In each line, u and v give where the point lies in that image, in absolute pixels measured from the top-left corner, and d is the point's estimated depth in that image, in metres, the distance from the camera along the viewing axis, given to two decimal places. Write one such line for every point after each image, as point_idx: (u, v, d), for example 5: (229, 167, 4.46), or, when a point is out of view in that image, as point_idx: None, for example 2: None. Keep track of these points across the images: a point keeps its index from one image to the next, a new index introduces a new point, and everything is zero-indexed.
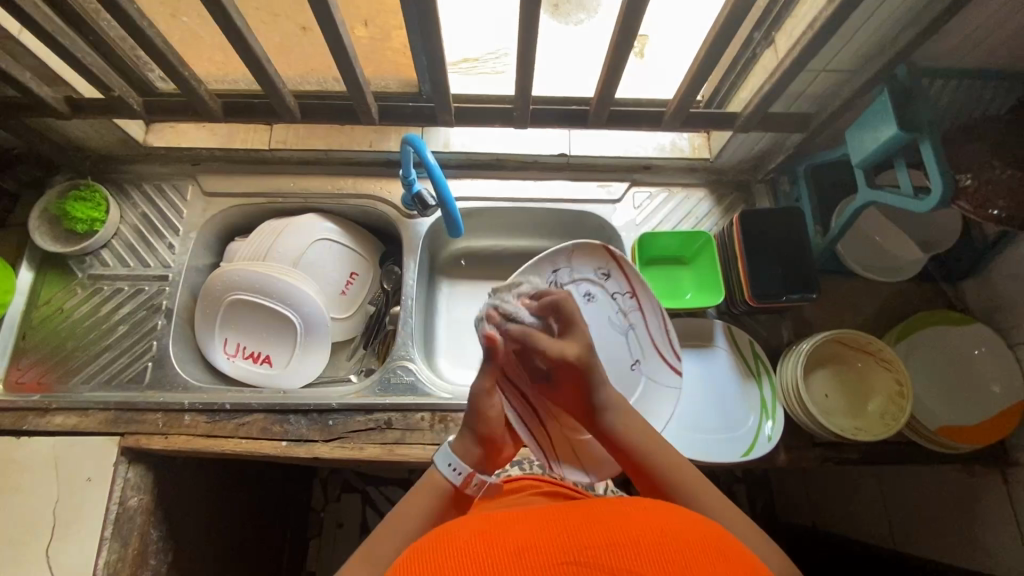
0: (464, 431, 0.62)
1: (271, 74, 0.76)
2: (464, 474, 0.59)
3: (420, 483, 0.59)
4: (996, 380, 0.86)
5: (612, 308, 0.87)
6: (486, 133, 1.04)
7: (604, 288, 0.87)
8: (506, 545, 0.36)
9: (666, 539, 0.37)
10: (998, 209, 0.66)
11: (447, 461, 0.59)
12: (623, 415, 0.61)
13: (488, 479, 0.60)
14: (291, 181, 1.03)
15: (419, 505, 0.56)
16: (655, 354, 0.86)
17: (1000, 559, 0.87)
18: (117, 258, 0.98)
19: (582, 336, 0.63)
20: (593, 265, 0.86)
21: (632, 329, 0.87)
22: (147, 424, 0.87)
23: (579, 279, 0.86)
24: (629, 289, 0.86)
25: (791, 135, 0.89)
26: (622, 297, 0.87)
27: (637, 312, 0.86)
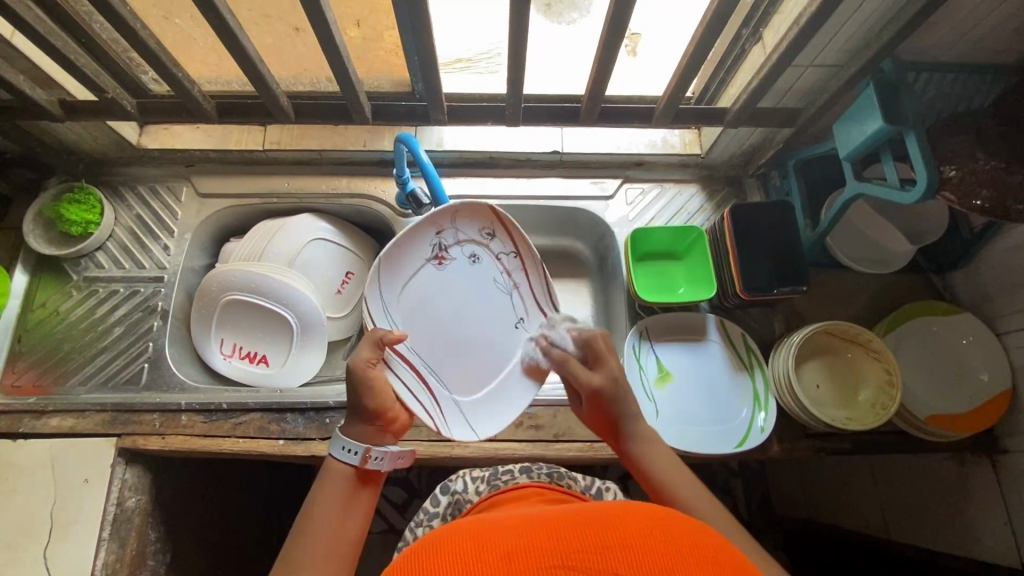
0: (353, 413, 0.61)
1: (264, 74, 0.77)
2: (361, 453, 0.57)
3: (322, 475, 0.58)
4: (984, 369, 0.87)
5: (496, 270, 0.77)
6: (480, 132, 1.04)
7: (489, 249, 0.77)
8: (496, 549, 0.37)
9: (658, 543, 0.37)
10: (981, 200, 0.66)
11: (343, 444, 0.58)
12: (652, 448, 0.60)
13: (390, 450, 0.59)
14: (286, 181, 1.03)
15: (326, 495, 0.55)
16: (537, 313, 0.78)
17: (991, 545, 0.88)
18: (112, 260, 0.99)
19: (610, 369, 0.65)
20: (475, 225, 0.76)
21: (517, 292, 0.78)
22: (144, 424, 0.87)
23: (464, 240, 0.76)
24: (515, 248, 0.78)
25: (780, 130, 0.90)
26: (507, 257, 0.78)
27: (522, 271, 0.78)
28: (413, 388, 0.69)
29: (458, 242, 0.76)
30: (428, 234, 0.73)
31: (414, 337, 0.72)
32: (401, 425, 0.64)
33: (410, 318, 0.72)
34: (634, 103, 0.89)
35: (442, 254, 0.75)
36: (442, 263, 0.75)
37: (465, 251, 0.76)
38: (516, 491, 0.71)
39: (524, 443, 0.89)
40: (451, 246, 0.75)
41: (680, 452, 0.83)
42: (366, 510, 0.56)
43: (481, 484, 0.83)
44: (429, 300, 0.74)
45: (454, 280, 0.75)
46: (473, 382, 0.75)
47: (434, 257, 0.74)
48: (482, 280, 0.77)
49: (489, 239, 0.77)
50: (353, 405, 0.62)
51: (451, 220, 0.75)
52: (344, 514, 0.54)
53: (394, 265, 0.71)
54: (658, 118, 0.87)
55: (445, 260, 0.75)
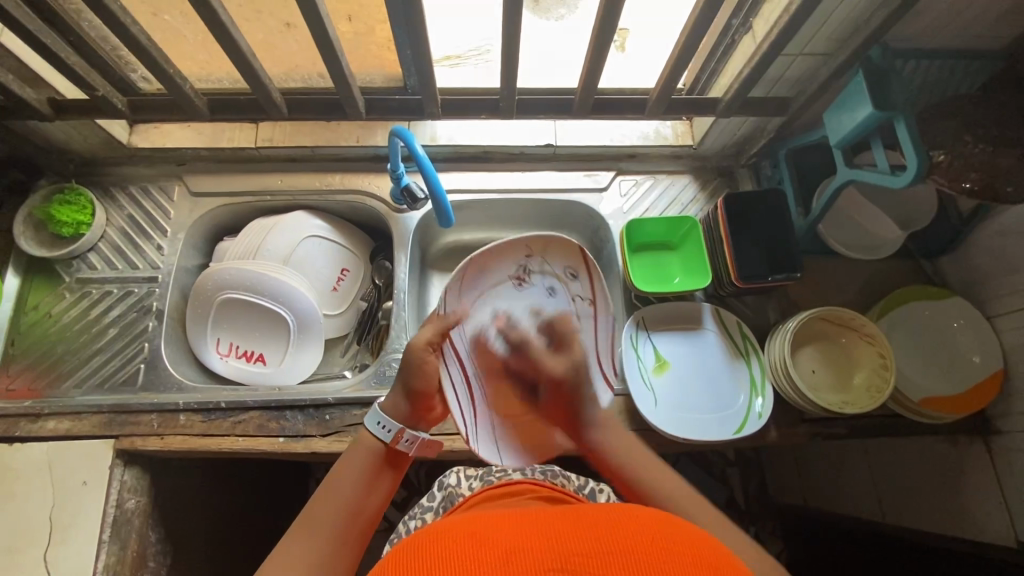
0: (397, 391, 0.65)
1: (257, 70, 0.76)
2: (393, 432, 0.62)
3: (352, 446, 0.63)
4: (976, 350, 0.89)
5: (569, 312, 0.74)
6: (472, 125, 1.04)
7: (569, 288, 0.74)
8: (496, 550, 0.38)
9: (657, 548, 0.38)
10: (970, 181, 0.68)
11: (378, 420, 0.63)
12: (607, 434, 0.67)
13: (420, 435, 0.63)
14: (279, 179, 1.03)
15: (351, 466, 0.61)
16: (597, 365, 0.75)
17: (986, 524, 0.90)
18: (104, 261, 0.98)
19: (573, 356, 0.69)
20: (563, 261, 0.74)
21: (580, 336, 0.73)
22: (142, 425, 0.87)
23: (546, 272, 0.74)
24: (594, 295, 0.74)
25: (771, 119, 0.91)
26: (584, 303, 0.74)
27: (591, 320, 0.74)
28: (460, 392, 0.67)
29: (542, 272, 0.74)
30: (518, 256, 0.72)
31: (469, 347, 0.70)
32: (437, 414, 0.67)
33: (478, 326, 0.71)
34: (626, 94, 0.90)
35: (523, 277, 0.73)
36: (520, 285, 0.73)
37: (544, 282, 0.74)
38: (510, 485, 0.73)
39: None
40: (534, 273, 0.73)
41: (679, 439, 0.84)
42: (386, 490, 0.62)
43: (474, 480, 0.89)
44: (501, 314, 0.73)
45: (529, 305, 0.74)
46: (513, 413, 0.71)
47: (515, 277, 0.73)
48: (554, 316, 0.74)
49: (571, 279, 0.74)
50: (399, 379, 0.66)
51: (544, 249, 0.72)
52: (366, 490, 0.60)
53: (478, 274, 0.70)
54: (650, 109, 0.88)
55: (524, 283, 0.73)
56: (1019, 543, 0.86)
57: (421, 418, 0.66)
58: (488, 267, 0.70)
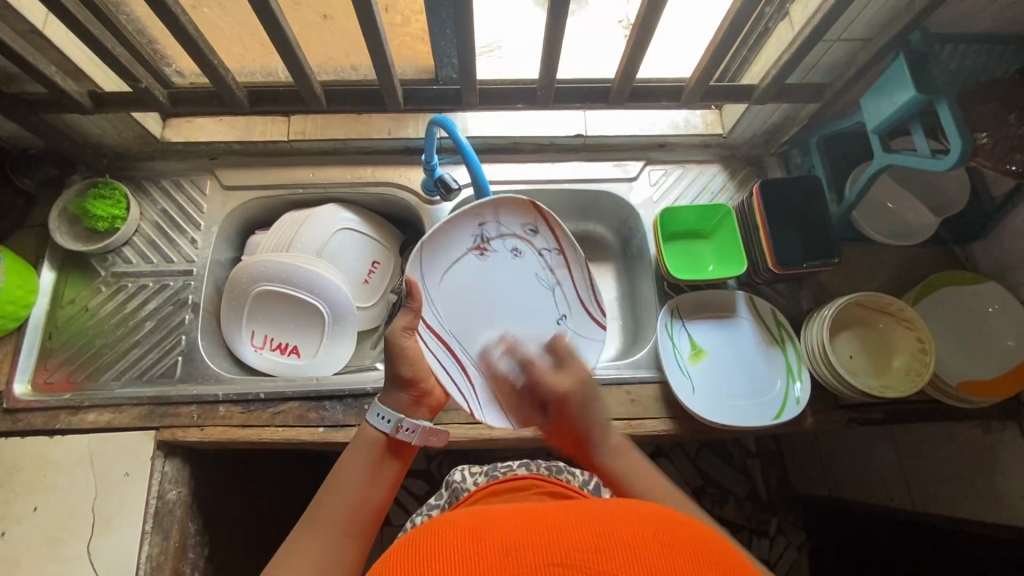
0: (391, 387, 0.68)
1: (303, 62, 0.77)
2: (393, 423, 0.64)
3: (356, 438, 0.64)
4: (1010, 334, 0.88)
5: (539, 265, 0.85)
6: (502, 117, 1.04)
7: (532, 244, 0.84)
8: (496, 544, 0.37)
9: (661, 546, 0.37)
10: (1016, 163, 0.69)
11: (378, 412, 0.64)
12: (623, 459, 0.65)
13: (420, 422, 0.64)
14: (310, 172, 1.03)
15: (357, 458, 0.62)
16: (581, 309, 0.86)
17: (1021, 508, 0.90)
18: (139, 255, 0.98)
19: (575, 371, 0.72)
20: (517, 219, 0.83)
21: (558, 288, 0.86)
22: (182, 416, 0.87)
23: (506, 234, 0.82)
24: (558, 245, 0.85)
25: (805, 106, 0.91)
26: (549, 254, 0.85)
27: (564, 268, 0.86)
28: (452, 372, 0.73)
29: (500, 234, 0.82)
30: (472, 226, 0.79)
31: (456, 319, 0.77)
32: (435, 399, 0.70)
33: (451, 297, 0.78)
34: (662, 82, 0.90)
35: (482, 244, 0.81)
36: (483, 254, 0.81)
37: (506, 245, 0.83)
38: (515, 481, 0.74)
39: None
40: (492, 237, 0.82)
41: (722, 424, 0.84)
42: (393, 479, 0.63)
43: (479, 475, 0.90)
44: (470, 277, 0.80)
45: (495, 265, 0.82)
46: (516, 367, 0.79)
47: (474, 247, 0.80)
48: (522, 272, 0.84)
49: (531, 235, 0.84)
50: (390, 376, 0.68)
51: (495, 212, 0.81)
52: (372, 482, 0.61)
53: (440, 248, 0.77)
54: (686, 97, 0.87)
55: (486, 251, 0.81)
56: None
57: (419, 406, 0.69)
58: (447, 247, 0.78)
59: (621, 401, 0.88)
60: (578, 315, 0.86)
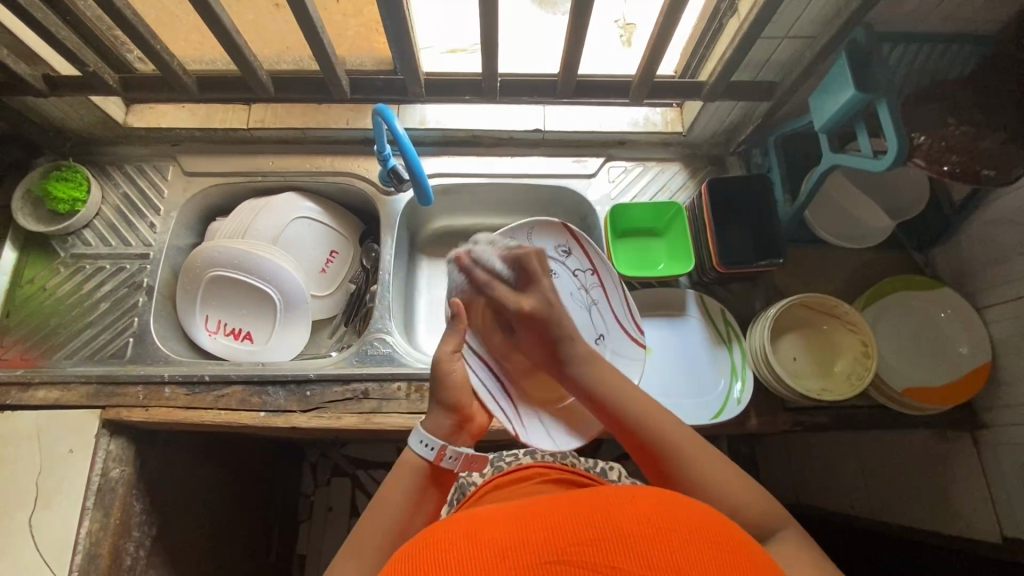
0: (435, 409, 0.64)
1: (244, 50, 0.78)
2: (437, 449, 0.60)
3: (397, 467, 0.61)
4: (963, 341, 0.88)
5: (573, 284, 0.85)
6: (460, 109, 1.04)
7: (566, 265, 0.85)
8: (490, 547, 0.37)
9: (657, 534, 0.37)
10: (949, 164, 0.67)
11: (421, 439, 0.61)
12: (592, 369, 0.63)
13: (463, 450, 0.61)
14: (270, 161, 1.05)
15: (399, 486, 0.58)
16: (619, 330, 0.82)
17: (970, 519, 0.88)
18: (99, 237, 1.00)
19: (542, 291, 0.69)
20: (554, 242, 0.85)
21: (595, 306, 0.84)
22: (128, 397, 0.88)
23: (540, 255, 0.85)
24: (590, 266, 0.85)
25: (758, 104, 0.90)
26: (584, 274, 0.85)
27: (600, 288, 0.84)
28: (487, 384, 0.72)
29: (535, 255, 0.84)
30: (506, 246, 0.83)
31: None
32: (477, 424, 0.66)
33: None
34: (609, 77, 0.91)
35: None
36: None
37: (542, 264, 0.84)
38: (519, 472, 0.73)
39: None
40: None
41: None
42: (431, 511, 0.59)
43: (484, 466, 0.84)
44: None
45: None
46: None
47: None
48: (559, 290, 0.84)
49: (565, 255, 0.85)
50: (435, 399, 0.65)
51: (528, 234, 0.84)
52: (414, 511, 0.57)
53: None
54: (635, 91, 0.88)
55: None
56: (1006, 538, 0.84)
57: (462, 431, 0.64)
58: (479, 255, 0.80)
59: None
60: (614, 334, 0.83)
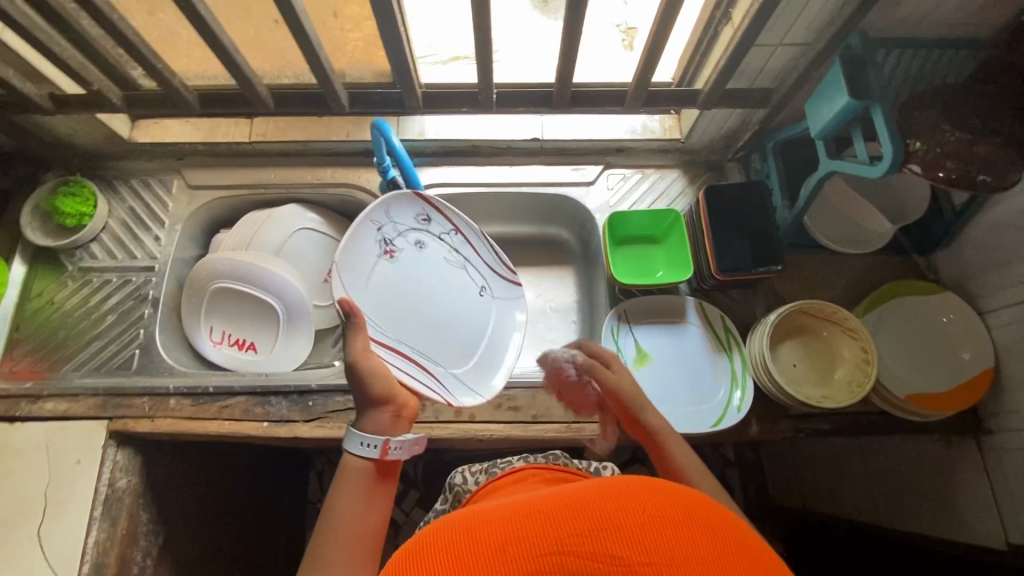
0: (365, 411, 0.64)
1: (241, 65, 0.81)
2: (379, 446, 0.60)
3: (340, 473, 0.60)
4: (965, 347, 0.87)
5: (444, 250, 0.86)
6: (459, 120, 1.06)
7: (429, 232, 0.85)
8: (490, 537, 0.37)
9: (655, 523, 0.37)
10: (945, 170, 0.67)
11: (360, 439, 0.60)
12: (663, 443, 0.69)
13: (406, 437, 0.61)
14: (272, 173, 1.06)
15: (348, 489, 0.58)
16: (496, 277, 0.90)
17: (974, 527, 0.87)
18: (105, 250, 1.02)
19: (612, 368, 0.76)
20: (411, 212, 0.83)
21: (468, 264, 0.88)
22: (134, 408, 0.90)
23: (404, 230, 0.82)
24: (453, 226, 0.86)
25: (756, 111, 0.90)
26: (448, 236, 0.86)
27: (466, 246, 0.87)
28: (406, 367, 0.73)
29: (400, 233, 0.81)
30: (371, 230, 0.78)
31: (388, 316, 0.77)
32: (413, 409, 0.67)
33: (380, 309, 0.76)
34: (606, 87, 0.91)
35: (388, 247, 0.80)
36: (392, 256, 0.80)
37: (409, 240, 0.82)
38: (513, 474, 0.73)
39: (502, 425, 0.88)
40: (395, 238, 0.81)
41: None
42: (385, 505, 0.59)
43: (478, 473, 0.84)
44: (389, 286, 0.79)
45: (405, 266, 0.81)
46: (453, 346, 0.83)
47: (382, 251, 0.79)
48: (433, 261, 0.84)
49: (426, 222, 0.84)
50: (361, 400, 0.64)
51: (387, 213, 0.80)
52: (366, 510, 0.57)
53: (351, 264, 0.74)
54: (630, 101, 0.89)
55: (394, 252, 0.80)
56: (1010, 545, 0.82)
57: (399, 421, 0.65)
58: (355, 261, 0.75)
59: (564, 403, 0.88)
60: (495, 284, 0.89)
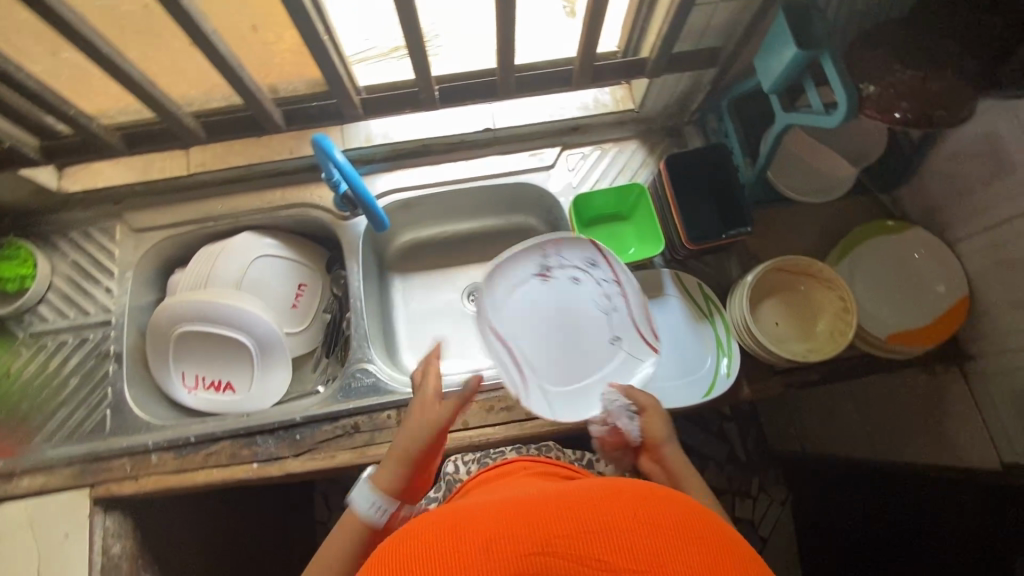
0: (392, 467, 0.67)
1: (161, 97, 0.77)
2: (386, 512, 0.66)
3: (344, 519, 0.67)
4: (939, 280, 0.88)
5: (596, 293, 0.80)
6: (406, 120, 1.02)
7: (592, 275, 0.80)
8: (476, 537, 0.37)
9: (644, 529, 0.37)
10: (901, 111, 0.66)
11: (370, 500, 0.66)
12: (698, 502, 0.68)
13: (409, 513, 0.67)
14: (219, 203, 1.01)
15: (344, 539, 0.65)
16: (636, 336, 0.80)
17: (970, 452, 0.89)
18: (55, 311, 0.96)
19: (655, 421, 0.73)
20: (582, 253, 0.80)
21: (614, 314, 0.80)
22: (115, 470, 0.87)
23: (567, 265, 0.80)
24: (617, 278, 0.80)
25: (706, 71, 0.88)
26: (609, 285, 0.81)
27: (620, 296, 0.80)
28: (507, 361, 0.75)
29: (563, 265, 0.80)
30: (536, 254, 0.79)
31: None
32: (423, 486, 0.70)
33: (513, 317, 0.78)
34: (551, 67, 0.88)
35: (545, 272, 0.80)
36: (546, 278, 0.80)
37: (568, 273, 0.80)
38: (502, 467, 0.72)
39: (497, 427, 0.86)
40: (555, 267, 0.80)
41: None
42: None
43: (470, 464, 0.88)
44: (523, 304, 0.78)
45: (554, 294, 0.80)
46: (563, 375, 0.78)
47: (538, 272, 0.79)
48: (582, 299, 0.80)
49: (592, 267, 0.81)
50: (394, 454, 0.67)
51: (558, 245, 0.80)
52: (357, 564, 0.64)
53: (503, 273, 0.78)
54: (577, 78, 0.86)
55: (548, 276, 0.79)
56: (1006, 466, 0.84)
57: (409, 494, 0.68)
58: (506, 274, 0.78)
59: None
60: (629, 341, 0.80)
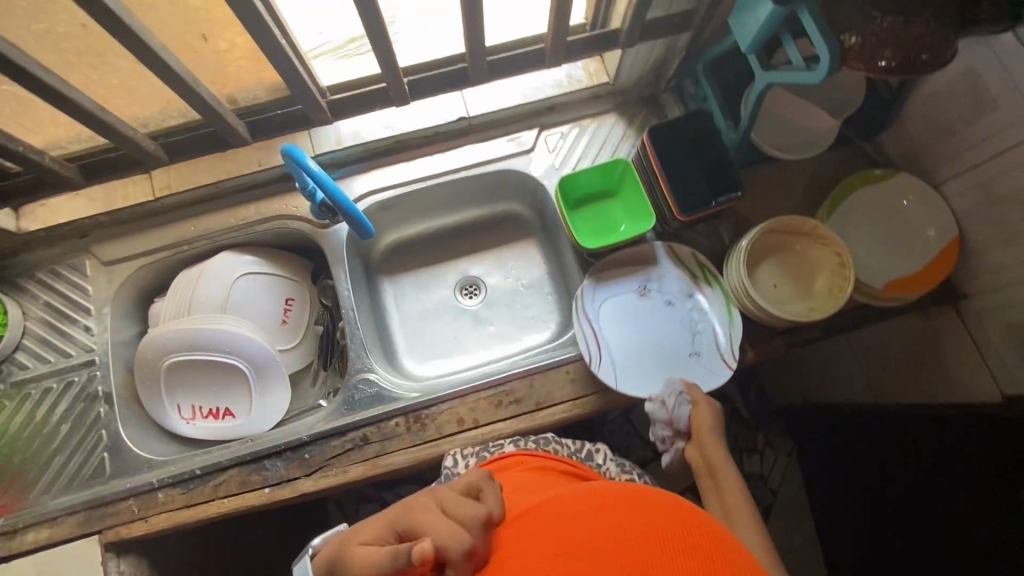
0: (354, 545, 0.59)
1: (113, 122, 0.72)
2: None
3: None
4: (929, 224, 0.88)
5: (687, 315, 0.89)
6: (376, 117, 0.98)
7: (687, 300, 0.90)
8: None
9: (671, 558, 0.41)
10: (885, 60, 0.65)
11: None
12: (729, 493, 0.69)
13: None
14: (192, 225, 0.97)
15: None
16: (716, 354, 0.86)
17: (969, 388, 0.90)
18: (33, 357, 0.92)
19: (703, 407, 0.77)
20: (681, 278, 0.90)
21: (698, 335, 0.88)
22: (122, 513, 0.84)
23: (666, 289, 0.90)
24: (708, 306, 0.89)
25: (679, 35, 0.86)
26: (699, 312, 0.89)
27: (707, 319, 0.88)
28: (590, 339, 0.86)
29: (662, 289, 0.91)
30: (640, 275, 0.91)
31: None
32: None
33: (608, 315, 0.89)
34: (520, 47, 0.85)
35: (644, 291, 0.91)
36: (643, 296, 0.90)
37: (665, 296, 0.90)
38: (500, 462, 0.72)
39: (507, 421, 0.85)
40: (654, 287, 0.91)
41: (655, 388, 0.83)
42: None
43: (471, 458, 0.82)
44: (619, 310, 0.90)
45: (649, 310, 0.90)
46: (638, 369, 0.85)
47: (637, 289, 0.91)
48: (672, 319, 0.89)
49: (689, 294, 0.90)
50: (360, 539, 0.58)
51: (660, 270, 0.91)
52: None
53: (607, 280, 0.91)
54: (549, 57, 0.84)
55: (647, 295, 0.90)
56: (1005, 398, 0.85)
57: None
58: (615, 281, 0.91)
59: (562, 382, 0.86)
60: (708, 358, 0.86)
